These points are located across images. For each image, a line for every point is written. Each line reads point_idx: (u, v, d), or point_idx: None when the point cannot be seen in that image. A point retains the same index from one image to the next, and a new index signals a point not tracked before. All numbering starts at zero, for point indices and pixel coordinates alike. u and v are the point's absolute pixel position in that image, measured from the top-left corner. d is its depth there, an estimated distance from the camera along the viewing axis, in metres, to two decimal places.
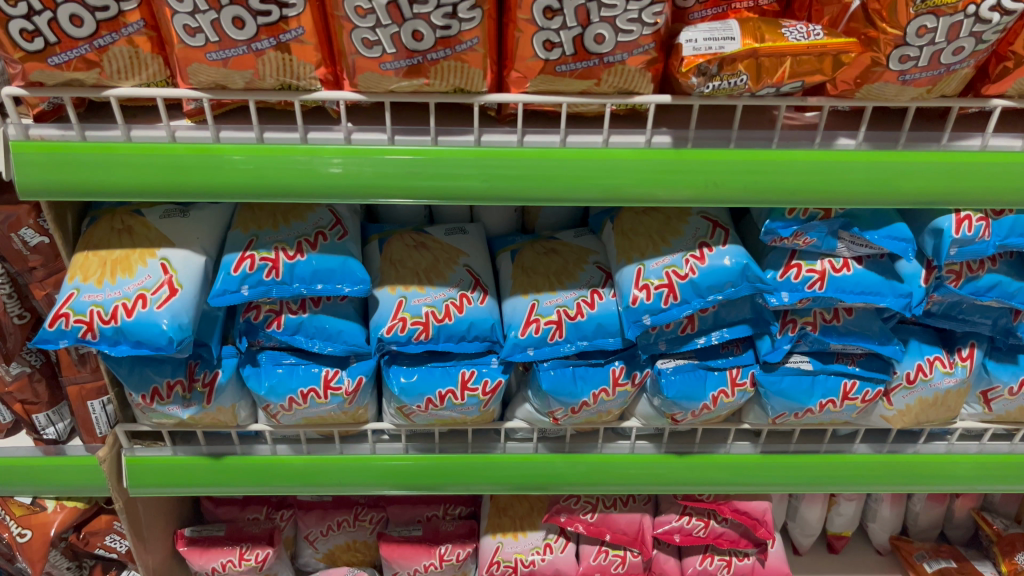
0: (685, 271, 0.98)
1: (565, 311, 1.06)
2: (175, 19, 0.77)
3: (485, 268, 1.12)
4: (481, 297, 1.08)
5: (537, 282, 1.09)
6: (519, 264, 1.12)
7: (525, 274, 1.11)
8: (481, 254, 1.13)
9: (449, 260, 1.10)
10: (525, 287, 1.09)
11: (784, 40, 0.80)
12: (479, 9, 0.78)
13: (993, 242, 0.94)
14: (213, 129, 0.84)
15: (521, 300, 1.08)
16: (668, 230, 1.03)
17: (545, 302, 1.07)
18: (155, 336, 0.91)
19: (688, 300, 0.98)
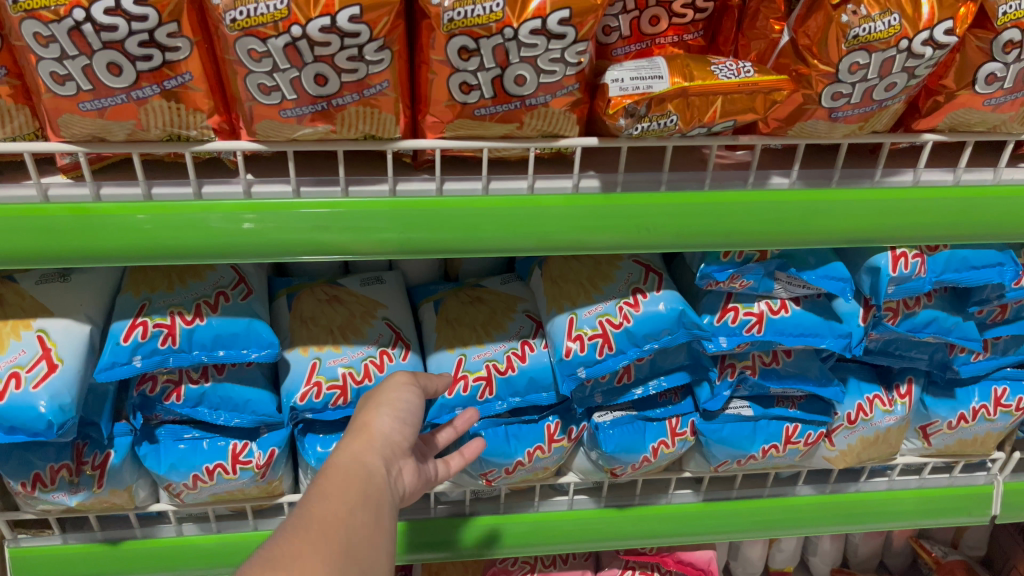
0: (619, 320, 0.93)
1: (495, 366, 0.99)
2: (40, 66, 0.68)
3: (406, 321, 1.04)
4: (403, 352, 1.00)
5: (462, 335, 1.02)
6: (442, 316, 1.05)
7: (450, 326, 1.03)
8: (401, 305, 1.05)
9: (368, 315, 1.02)
10: (449, 341, 1.02)
11: (713, 78, 0.76)
12: (388, 50, 0.71)
13: (928, 279, 0.92)
14: (92, 186, 0.75)
15: (447, 356, 1.01)
16: (601, 276, 0.98)
17: (472, 358, 1.00)
18: (33, 421, 0.81)
19: (624, 349, 0.92)
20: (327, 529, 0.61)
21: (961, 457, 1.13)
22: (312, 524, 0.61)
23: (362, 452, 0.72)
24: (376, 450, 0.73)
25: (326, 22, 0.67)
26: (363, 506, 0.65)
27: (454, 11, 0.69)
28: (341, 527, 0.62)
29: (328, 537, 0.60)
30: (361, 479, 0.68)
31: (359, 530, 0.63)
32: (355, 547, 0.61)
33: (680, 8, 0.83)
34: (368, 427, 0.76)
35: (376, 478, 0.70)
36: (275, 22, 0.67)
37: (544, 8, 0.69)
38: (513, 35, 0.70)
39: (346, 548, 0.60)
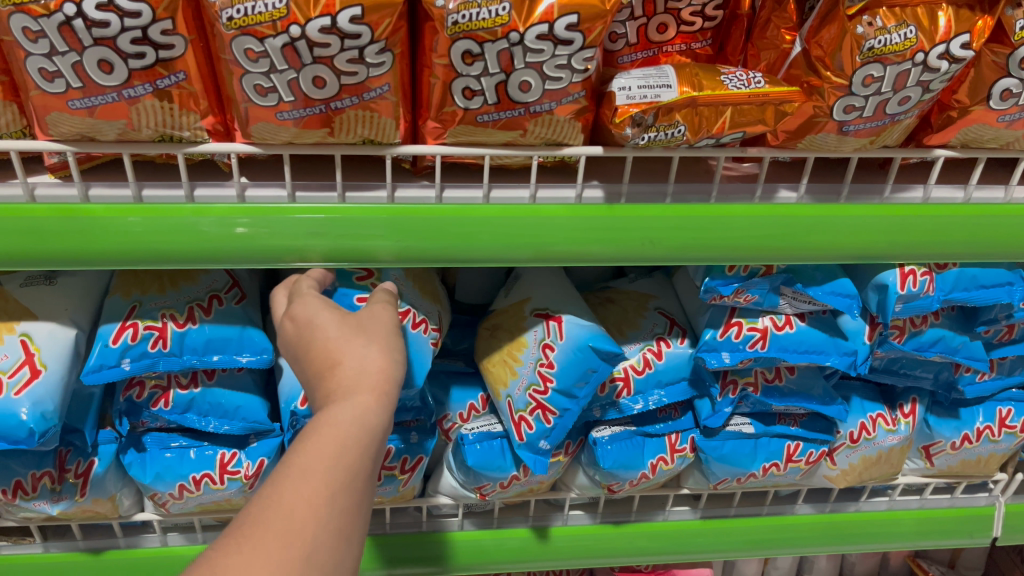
0: (544, 385, 0.90)
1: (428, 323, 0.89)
2: (28, 62, 0.65)
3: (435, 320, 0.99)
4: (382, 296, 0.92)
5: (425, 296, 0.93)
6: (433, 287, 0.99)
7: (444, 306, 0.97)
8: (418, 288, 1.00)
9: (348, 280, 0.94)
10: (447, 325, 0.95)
11: (724, 88, 0.74)
12: (390, 53, 0.69)
13: (937, 297, 0.90)
14: (80, 187, 0.72)
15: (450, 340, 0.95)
16: (516, 342, 0.93)
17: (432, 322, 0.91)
18: (13, 428, 0.78)
19: (567, 407, 0.90)
20: (303, 524, 0.47)
21: (963, 478, 1.11)
22: (288, 504, 0.48)
23: (317, 459, 0.51)
24: (379, 403, 0.57)
25: (326, 22, 0.65)
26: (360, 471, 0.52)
27: (458, 13, 0.67)
28: (325, 505, 0.49)
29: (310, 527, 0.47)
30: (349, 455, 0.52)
31: (352, 504, 0.51)
32: (338, 515, 0.49)
33: (688, 16, 0.80)
34: (331, 423, 0.53)
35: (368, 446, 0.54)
36: (273, 21, 0.65)
37: (551, 13, 0.67)
38: (519, 39, 0.68)
39: (332, 537, 0.48)
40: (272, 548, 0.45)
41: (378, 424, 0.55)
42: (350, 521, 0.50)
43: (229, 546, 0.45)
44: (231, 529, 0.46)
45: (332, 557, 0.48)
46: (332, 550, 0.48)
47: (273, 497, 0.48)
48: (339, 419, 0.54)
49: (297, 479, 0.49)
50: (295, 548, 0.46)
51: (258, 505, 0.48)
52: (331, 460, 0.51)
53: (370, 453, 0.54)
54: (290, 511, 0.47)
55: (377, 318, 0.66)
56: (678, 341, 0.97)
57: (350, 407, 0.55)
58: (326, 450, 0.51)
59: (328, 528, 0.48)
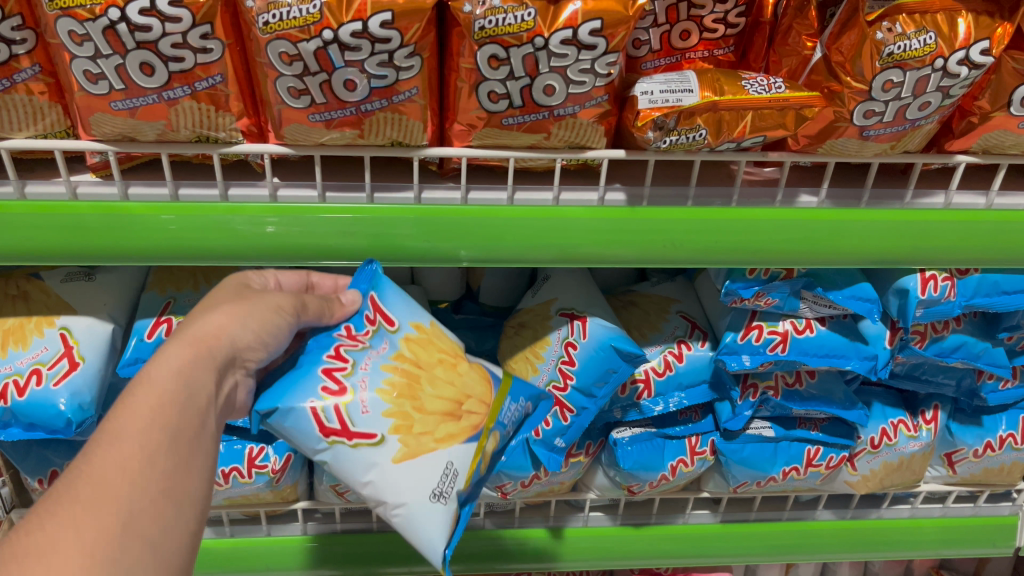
0: (563, 382, 0.92)
1: (341, 399, 0.75)
2: (73, 65, 0.68)
3: (460, 453, 0.80)
4: (369, 360, 0.78)
5: (405, 388, 0.78)
6: (461, 399, 0.82)
7: (433, 428, 0.79)
8: (482, 399, 0.84)
9: (400, 305, 0.84)
10: (411, 449, 0.77)
11: (744, 93, 0.75)
12: (418, 57, 0.71)
13: (958, 302, 0.91)
14: (120, 186, 0.75)
15: (389, 467, 0.76)
16: (539, 341, 0.95)
17: (357, 405, 0.75)
18: (52, 418, 0.82)
19: (583, 406, 0.92)
20: (110, 485, 0.49)
21: (986, 487, 1.11)
22: (96, 472, 0.50)
23: (133, 422, 0.53)
24: (203, 367, 0.61)
25: (357, 27, 0.67)
26: (174, 438, 0.55)
27: (484, 19, 0.69)
28: (135, 467, 0.51)
29: (115, 490, 0.49)
30: (157, 415, 0.55)
31: (163, 468, 0.53)
32: (152, 477, 0.52)
33: (710, 23, 0.82)
34: (144, 383, 0.57)
35: (183, 407, 0.57)
36: (306, 26, 0.67)
37: (575, 18, 0.70)
38: (543, 44, 0.70)
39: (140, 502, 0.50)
40: (88, 514, 0.47)
41: (195, 380, 0.59)
42: (172, 483, 0.53)
43: (43, 518, 0.46)
44: (44, 500, 0.48)
45: (156, 520, 0.51)
46: (154, 511, 0.51)
47: (86, 467, 0.50)
48: (158, 378, 0.57)
49: (110, 442, 0.52)
50: (110, 512, 0.48)
51: (73, 472, 0.50)
52: (143, 423, 0.54)
53: (188, 409, 0.57)
54: (103, 479, 0.49)
55: (237, 295, 0.70)
56: (699, 343, 0.98)
57: (167, 365, 0.59)
58: (139, 410, 0.54)
59: (147, 492, 0.51)
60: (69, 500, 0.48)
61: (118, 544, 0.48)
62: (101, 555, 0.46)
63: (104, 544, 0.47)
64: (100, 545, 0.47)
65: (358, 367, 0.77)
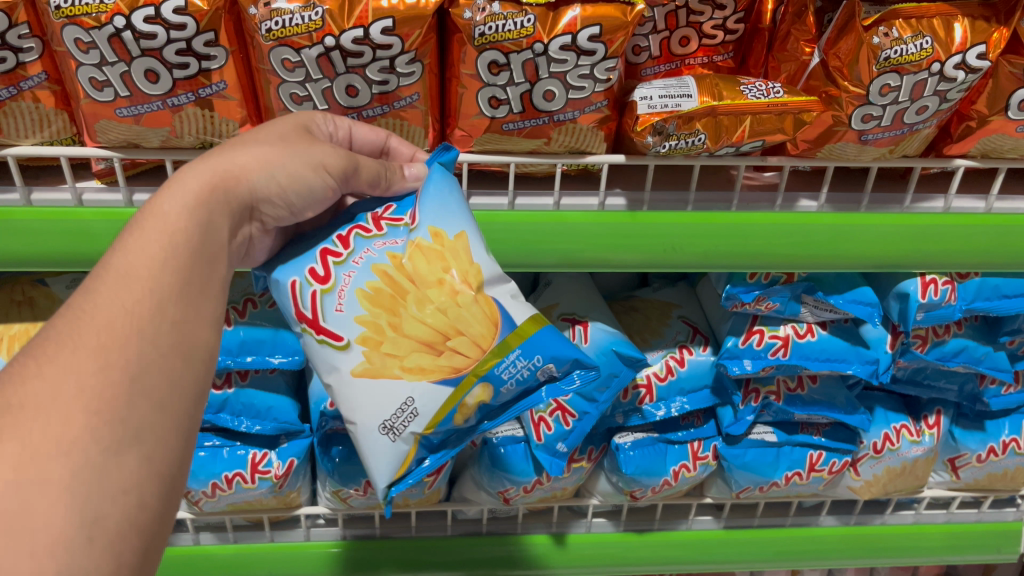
0: None
1: (323, 288, 0.69)
2: (80, 72, 0.69)
3: (429, 396, 0.69)
4: (369, 254, 0.70)
5: (389, 300, 0.69)
6: (449, 332, 0.69)
7: (413, 349, 0.69)
8: (478, 341, 0.70)
9: (439, 203, 0.70)
10: (373, 365, 0.68)
11: (743, 98, 0.76)
12: (419, 63, 0.72)
13: (959, 306, 0.91)
14: (125, 191, 0.76)
15: (343, 378, 0.69)
16: None
17: (331, 299, 0.69)
18: None
19: (585, 411, 0.91)
20: (111, 332, 0.46)
21: (990, 493, 1.10)
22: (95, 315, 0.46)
23: (142, 263, 0.49)
24: (218, 210, 0.57)
25: (358, 34, 0.68)
26: (180, 285, 0.51)
27: (484, 25, 0.70)
28: (139, 313, 0.47)
29: (116, 339, 0.45)
30: (165, 259, 0.51)
31: (168, 317, 0.49)
32: (161, 329, 0.48)
33: (710, 29, 0.83)
34: (155, 217, 0.52)
35: (192, 252, 0.53)
36: (309, 32, 0.68)
37: (575, 24, 0.71)
38: (543, 50, 0.71)
39: (140, 357, 0.46)
40: (92, 363, 0.44)
41: (210, 222, 0.55)
42: (180, 337, 0.49)
43: (42, 362, 0.43)
44: (49, 343, 0.44)
45: (166, 374, 0.47)
46: (162, 364, 0.47)
47: (88, 309, 0.46)
48: (178, 223, 0.53)
49: (117, 281, 0.48)
50: (117, 369, 0.44)
51: (74, 314, 0.46)
52: (151, 263, 0.50)
53: (203, 253, 0.54)
54: (109, 326, 0.46)
55: (275, 130, 0.64)
56: (700, 348, 0.99)
57: (179, 200, 0.54)
58: (147, 248, 0.50)
59: (156, 345, 0.47)
60: (73, 347, 0.44)
61: (126, 400, 0.44)
62: (107, 412, 0.43)
63: (112, 401, 0.43)
64: (108, 399, 0.43)
65: (354, 259, 0.70)
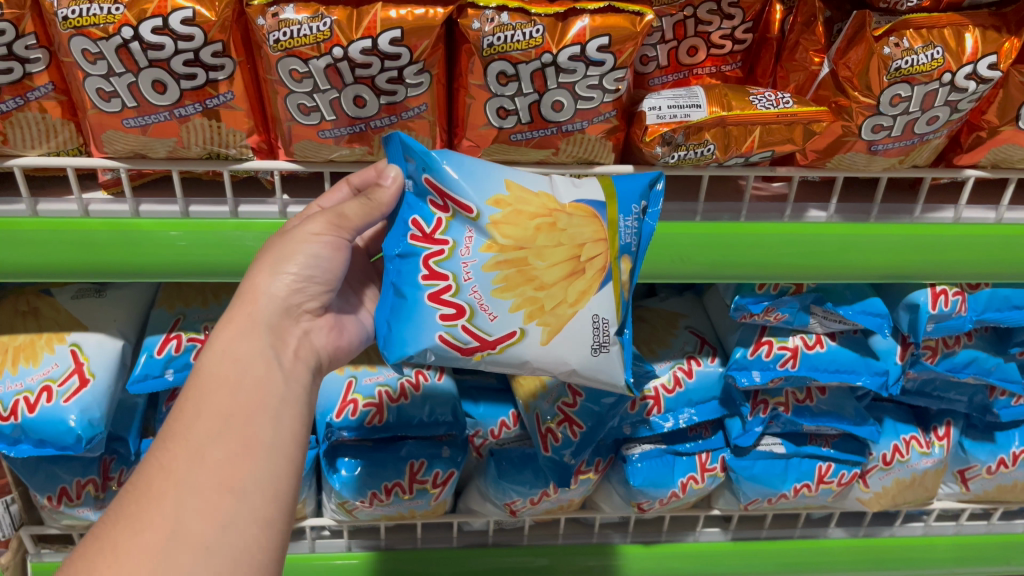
0: (573, 399, 0.91)
1: (466, 318, 0.67)
2: (87, 82, 0.69)
3: (603, 300, 0.70)
4: (470, 264, 0.68)
5: (517, 274, 0.68)
6: (577, 249, 0.70)
7: (566, 295, 0.69)
8: (600, 237, 0.71)
9: (476, 181, 0.69)
10: (553, 325, 0.68)
11: (753, 108, 0.75)
12: (428, 74, 0.72)
13: (969, 317, 0.90)
14: (131, 203, 0.76)
15: (540, 352, 0.68)
16: None
17: (481, 316, 0.67)
18: (62, 434, 0.81)
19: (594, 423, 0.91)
20: (151, 498, 0.52)
21: (1000, 504, 1.10)
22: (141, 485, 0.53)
23: (178, 424, 0.56)
24: (252, 336, 0.61)
25: (367, 44, 0.68)
26: (218, 428, 0.56)
27: (493, 36, 0.70)
28: (176, 471, 0.54)
29: (153, 502, 0.52)
30: (199, 408, 0.57)
31: (208, 462, 0.54)
32: (201, 474, 0.54)
33: (718, 39, 0.82)
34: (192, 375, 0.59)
35: (229, 393, 0.58)
36: (317, 43, 0.68)
37: (583, 34, 0.70)
38: (551, 60, 0.71)
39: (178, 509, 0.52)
40: (129, 534, 0.51)
41: (246, 354, 0.60)
42: (223, 475, 0.54)
43: (92, 543, 0.51)
44: (103, 523, 0.52)
45: (212, 515, 0.53)
46: (206, 506, 0.53)
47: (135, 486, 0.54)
48: (206, 375, 0.58)
49: (160, 448, 0.55)
50: (151, 533, 0.51)
51: (127, 492, 0.54)
52: (188, 419, 0.56)
53: (244, 387, 0.59)
54: (146, 494, 0.53)
55: (272, 237, 0.67)
56: (708, 360, 0.98)
57: (212, 350, 0.60)
58: (184, 408, 0.57)
59: (193, 494, 0.53)
60: (119, 520, 0.52)
61: (163, 555, 0.50)
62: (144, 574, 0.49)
63: (148, 565, 0.49)
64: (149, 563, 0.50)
65: (464, 279, 0.67)
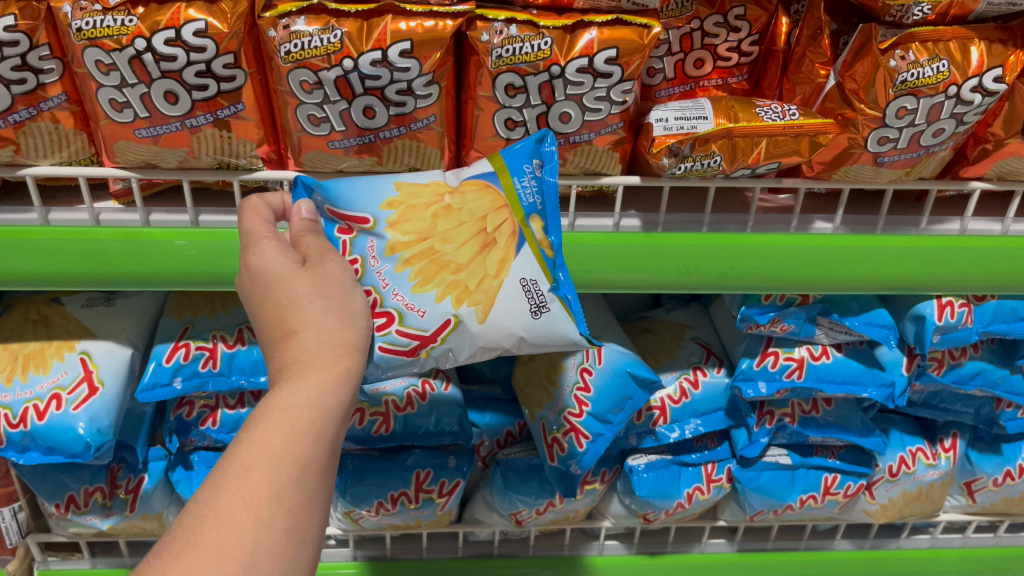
0: (578, 408, 0.91)
1: (396, 322, 0.68)
2: (99, 93, 0.70)
3: (524, 263, 0.71)
4: (383, 271, 0.69)
5: (430, 266, 0.70)
6: (481, 222, 0.72)
7: (484, 269, 0.70)
8: (499, 205, 0.72)
9: (366, 194, 0.71)
10: (482, 300, 0.69)
11: (759, 120, 0.76)
12: (437, 85, 0.72)
13: (975, 328, 0.90)
14: (142, 212, 0.76)
15: (480, 332, 0.69)
16: (555, 367, 0.94)
17: (413, 316, 0.69)
18: (71, 442, 0.82)
19: (599, 433, 0.91)
20: (227, 537, 0.45)
21: (1007, 517, 1.09)
22: (219, 515, 0.46)
23: (263, 456, 0.48)
24: (345, 385, 0.54)
25: (376, 56, 0.69)
26: (303, 476, 0.49)
27: (502, 48, 0.71)
28: (259, 513, 0.47)
29: (233, 542, 0.45)
30: (288, 446, 0.49)
31: (289, 512, 0.48)
32: (283, 516, 0.47)
33: (725, 51, 0.83)
34: (282, 409, 0.50)
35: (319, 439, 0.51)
36: (328, 55, 0.69)
37: (591, 47, 0.71)
38: (560, 72, 0.71)
39: (251, 561, 0.45)
40: (207, 559, 0.44)
41: (339, 404, 0.53)
42: (301, 521, 0.48)
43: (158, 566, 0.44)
44: (167, 543, 0.45)
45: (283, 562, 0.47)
46: (280, 559, 0.47)
47: (213, 502, 0.47)
48: (297, 411, 0.50)
49: (239, 476, 0.47)
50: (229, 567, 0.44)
51: (200, 510, 0.46)
52: (277, 456, 0.49)
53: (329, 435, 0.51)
54: (228, 519, 0.46)
55: (317, 277, 0.59)
56: (714, 370, 0.98)
57: (307, 386, 0.51)
58: (274, 441, 0.49)
59: (269, 539, 0.46)
60: (192, 543, 0.45)
61: None
62: None
63: None
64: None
65: (382, 288, 0.69)
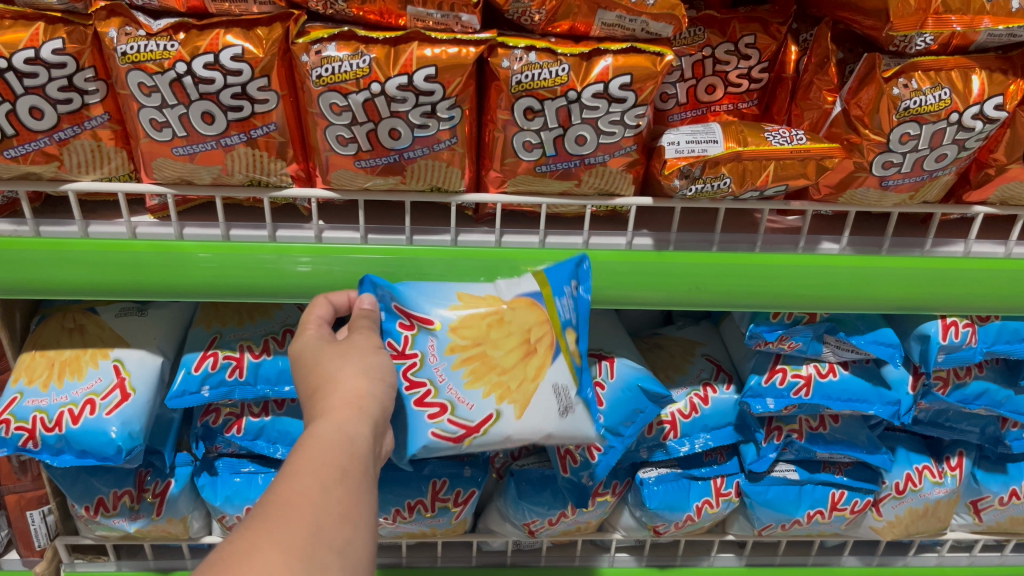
0: None
1: (447, 413, 0.77)
2: (141, 113, 0.74)
3: (558, 369, 0.81)
4: (440, 367, 0.78)
5: (481, 366, 0.79)
6: (527, 333, 0.80)
7: (524, 373, 0.79)
8: (542, 319, 0.80)
9: (433, 297, 0.80)
10: (521, 402, 0.78)
11: (768, 144, 0.79)
12: (459, 108, 0.76)
13: (979, 348, 0.92)
14: (176, 226, 0.80)
15: (516, 426, 0.78)
16: None
17: (462, 409, 0.77)
18: (103, 445, 0.85)
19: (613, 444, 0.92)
20: (294, 512, 0.51)
21: (1013, 536, 1.11)
22: (281, 498, 0.52)
23: (308, 457, 0.56)
24: (360, 418, 0.63)
25: (403, 80, 0.73)
26: (345, 478, 0.56)
27: (522, 73, 0.74)
28: (315, 497, 0.53)
29: (298, 516, 0.51)
30: (333, 451, 0.58)
31: (338, 503, 0.54)
32: (337, 503, 0.54)
33: (735, 78, 0.86)
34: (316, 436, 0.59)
35: (355, 448, 0.59)
36: (357, 79, 0.73)
37: (606, 73, 0.75)
38: (576, 97, 0.75)
39: (315, 531, 0.51)
40: (277, 525, 0.50)
41: (359, 433, 0.61)
42: (348, 530, 0.53)
43: (237, 534, 0.50)
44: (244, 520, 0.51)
45: (340, 538, 0.52)
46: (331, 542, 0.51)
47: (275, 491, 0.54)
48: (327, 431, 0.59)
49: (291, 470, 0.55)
50: (299, 528, 0.50)
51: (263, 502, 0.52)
52: (319, 458, 0.56)
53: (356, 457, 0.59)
54: (287, 502, 0.52)
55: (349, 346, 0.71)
56: (724, 387, 1.01)
57: (333, 419, 0.61)
58: (312, 452, 0.57)
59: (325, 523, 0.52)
60: (273, 523, 0.50)
61: (308, 553, 0.50)
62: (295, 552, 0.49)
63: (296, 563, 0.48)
64: (293, 556, 0.49)
65: (438, 381, 0.78)
